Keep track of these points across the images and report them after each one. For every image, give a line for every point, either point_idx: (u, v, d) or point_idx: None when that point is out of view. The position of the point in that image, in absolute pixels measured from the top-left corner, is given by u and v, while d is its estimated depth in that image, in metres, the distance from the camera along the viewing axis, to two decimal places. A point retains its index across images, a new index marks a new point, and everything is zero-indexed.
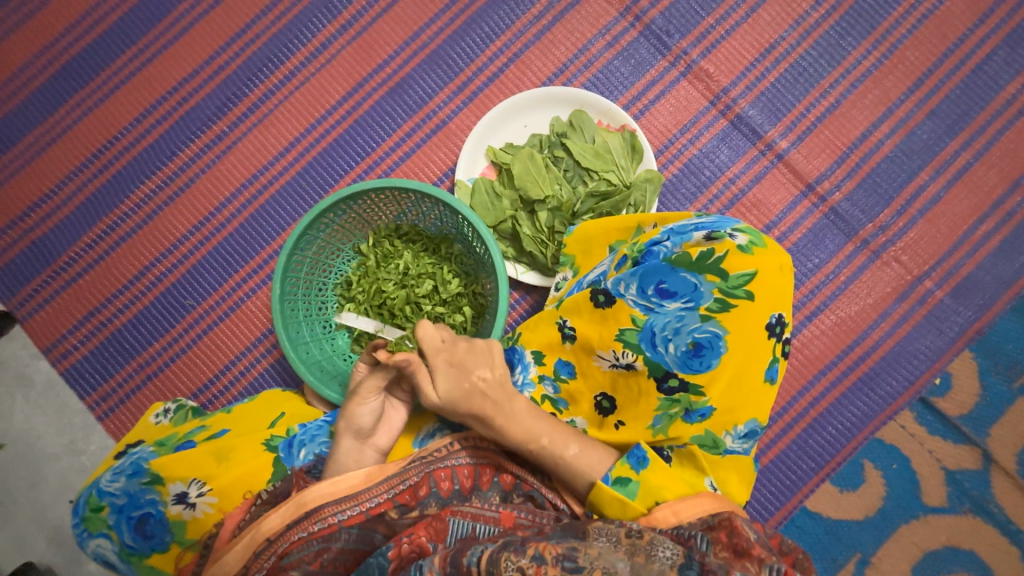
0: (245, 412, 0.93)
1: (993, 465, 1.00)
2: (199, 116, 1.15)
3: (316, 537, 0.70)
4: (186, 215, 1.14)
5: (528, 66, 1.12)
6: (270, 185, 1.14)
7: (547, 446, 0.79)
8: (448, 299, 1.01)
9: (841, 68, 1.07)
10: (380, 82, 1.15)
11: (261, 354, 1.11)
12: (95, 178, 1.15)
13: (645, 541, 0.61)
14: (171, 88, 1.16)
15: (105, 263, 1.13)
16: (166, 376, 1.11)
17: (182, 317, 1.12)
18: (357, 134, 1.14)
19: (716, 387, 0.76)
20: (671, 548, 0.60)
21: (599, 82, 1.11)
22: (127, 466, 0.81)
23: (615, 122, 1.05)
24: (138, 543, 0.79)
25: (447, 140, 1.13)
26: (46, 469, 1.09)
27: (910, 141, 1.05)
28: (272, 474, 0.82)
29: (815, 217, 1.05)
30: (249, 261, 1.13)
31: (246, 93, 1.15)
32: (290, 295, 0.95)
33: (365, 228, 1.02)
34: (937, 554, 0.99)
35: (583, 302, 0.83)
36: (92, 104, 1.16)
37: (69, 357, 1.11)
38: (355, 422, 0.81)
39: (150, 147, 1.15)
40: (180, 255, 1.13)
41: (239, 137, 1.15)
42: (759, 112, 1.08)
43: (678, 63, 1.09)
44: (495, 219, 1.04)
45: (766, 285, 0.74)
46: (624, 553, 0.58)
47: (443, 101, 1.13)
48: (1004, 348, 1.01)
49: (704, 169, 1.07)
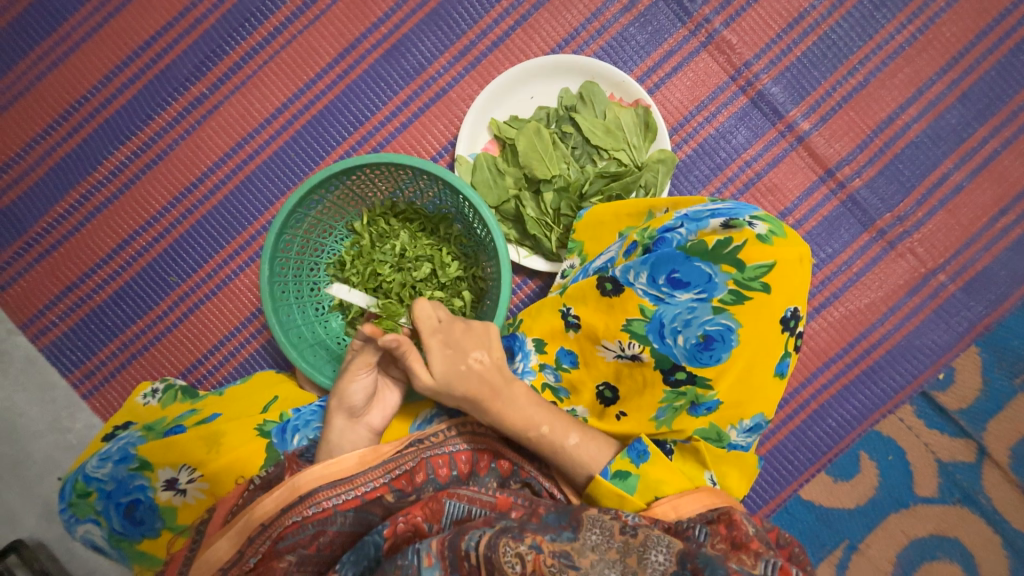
0: (237, 395, 0.89)
1: (986, 458, 1.01)
2: (176, 76, 1.06)
3: (312, 520, 0.68)
4: (166, 185, 1.06)
5: (536, 30, 1.03)
6: (256, 155, 1.07)
7: (547, 434, 0.77)
8: (447, 283, 0.96)
9: (872, 43, 1.00)
10: (375, 44, 1.05)
11: (251, 334, 1.07)
12: (65, 142, 1.06)
13: (639, 541, 0.59)
14: (144, 43, 1.05)
15: (81, 235, 1.07)
16: (151, 354, 1.07)
17: (166, 294, 1.07)
18: (350, 101, 1.06)
19: (725, 381, 0.73)
20: (666, 548, 0.58)
21: (612, 51, 1.02)
22: (114, 451, 0.79)
23: (628, 96, 0.98)
24: (128, 529, 0.77)
25: (448, 110, 1.05)
26: (32, 445, 1.06)
27: (938, 127, 1.00)
28: (266, 460, 0.80)
29: (831, 205, 1.01)
30: (235, 236, 1.07)
31: (227, 52, 1.05)
32: (280, 277, 0.89)
33: (358, 205, 0.96)
34: (923, 541, 1.01)
35: (589, 290, 0.80)
36: (57, 58, 1.06)
37: (48, 333, 1.06)
38: (346, 400, 0.79)
39: (124, 108, 1.06)
40: (162, 228, 1.07)
41: (221, 101, 1.06)
42: (782, 90, 1.01)
43: (698, 32, 1.01)
44: (498, 198, 0.98)
45: (785, 277, 0.70)
46: (616, 552, 0.58)
47: (443, 68, 1.05)
48: (1011, 344, 1.00)
49: (719, 151, 1.01)
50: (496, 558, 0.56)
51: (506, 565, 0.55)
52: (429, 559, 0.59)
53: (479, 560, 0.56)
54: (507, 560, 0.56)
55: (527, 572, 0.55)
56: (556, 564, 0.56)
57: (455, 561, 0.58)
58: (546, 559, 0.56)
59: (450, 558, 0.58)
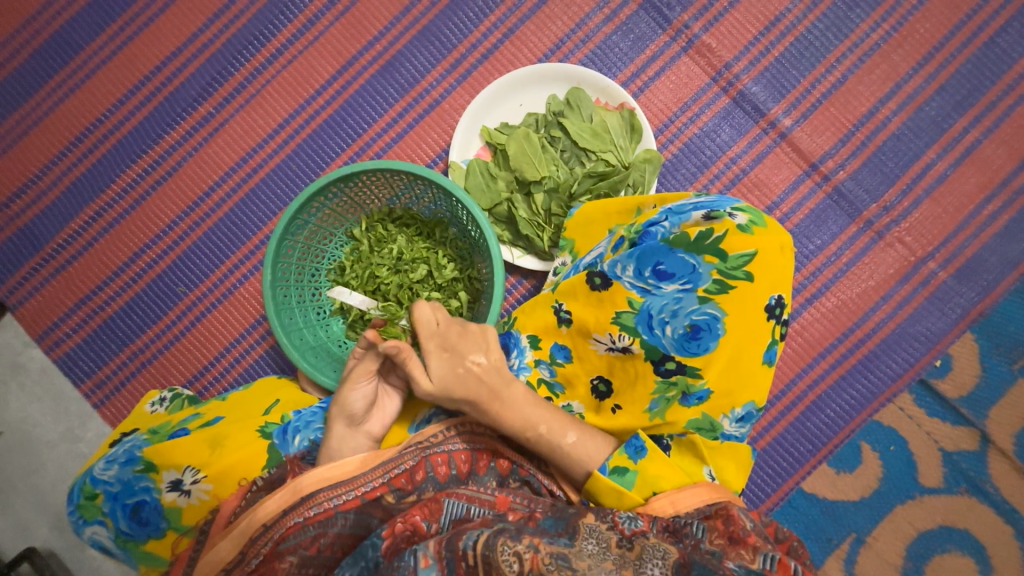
0: (240, 400, 0.92)
1: (991, 446, 1.00)
2: (184, 97, 1.12)
3: (313, 521, 0.69)
4: (175, 200, 1.12)
5: (523, 42, 1.08)
6: (259, 169, 1.11)
7: (545, 434, 0.78)
8: (443, 284, 0.99)
9: (848, 41, 1.03)
10: (370, 60, 1.11)
11: (256, 340, 1.10)
12: (81, 163, 1.12)
13: (635, 553, 0.60)
14: (154, 68, 1.12)
15: (94, 250, 1.11)
16: (160, 363, 1.10)
17: (174, 305, 1.11)
18: (348, 115, 1.11)
19: (713, 370, 0.75)
20: (661, 561, 0.58)
21: (597, 59, 1.07)
22: (121, 454, 0.81)
23: (613, 100, 1.02)
24: (134, 530, 0.78)
25: (441, 119, 1.10)
26: (45, 455, 1.09)
27: (918, 118, 1.02)
28: (267, 460, 0.82)
29: (818, 197, 1.03)
30: (240, 247, 1.11)
31: (231, 73, 1.11)
32: (282, 282, 0.93)
33: (357, 212, 1.00)
34: (932, 534, 1.00)
35: (579, 285, 0.82)
36: (74, 84, 1.12)
37: (62, 345, 1.10)
38: (347, 407, 0.80)
39: (136, 129, 1.12)
40: (170, 241, 1.11)
41: (226, 118, 1.12)
42: (763, 89, 1.04)
43: (679, 37, 1.05)
44: (490, 202, 1.01)
45: (767, 265, 0.72)
46: (612, 562, 0.59)
47: (436, 80, 1.10)
48: (1007, 329, 1.00)
49: (705, 149, 1.04)
50: (494, 557, 0.57)
51: (504, 563, 0.57)
52: (427, 561, 0.59)
53: (477, 560, 0.58)
54: (504, 559, 0.57)
55: (524, 571, 0.56)
56: (555, 561, 0.57)
57: (453, 561, 0.59)
58: (545, 557, 0.57)
59: (448, 558, 0.59)
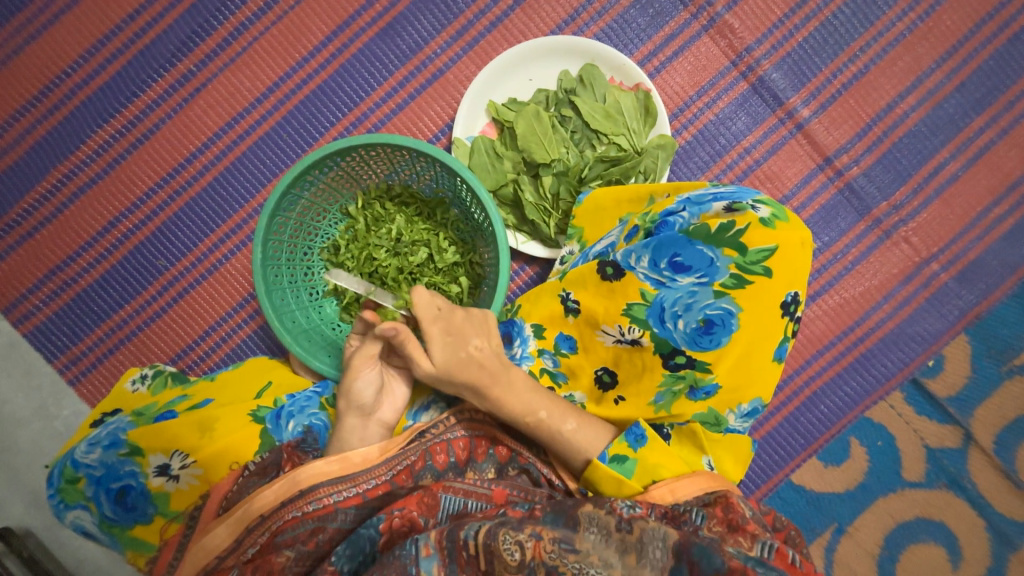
0: (229, 380, 0.87)
1: (972, 444, 1.03)
2: (161, 53, 1.02)
3: (311, 516, 0.67)
4: (153, 165, 1.03)
5: (535, 11, 1.01)
6: (248, 135, 1.04)
7: (545, 420, 0.76)
8: (443, 268, 0.95)
9: (873, 30, 0.99)
10: (369, 21, 1.02)
11: (243, 320, 1.05)
12: (46, 120, 1.02)
13: (637, 538, 0.57)
14: (127, 17, 1.01)
15: (64, 217, 1.03)
16: (140, 339, 1.04)
17: (155, 278, 1.04)
18: (345, 81, 1.03)
19: (723, 365, 0.73)
20: (662, 543, 0.57)
21: (613, 33, 1.00)
22: (104, 436, 0.77)
23: (628, 79, 0.96)
24: (119, 515, 0.74)
25: (445, 91, 1.03)
26: (18, 433, 1.03)
27: (936, 115, 1.00)
28: (260, 446, 0.78)
29: (829, 193, 1.01)
30: (227, 219, 1.04)
31: (215, 27, 1.02)
32: (273, 261, 0.87)
33: (353, 188, 0.94)
34: (910, 525, 1.04)
35: (589, 274, 0.79)
36: (35, 30, 1.01)
37: (32, 318, 1.03)
38: (355, 399, 0.77)
39: (108, 85, 1.02)
40: (150, 209, 1.04)
41: (209, 78, 1.02)
42: (783, 76, 1.00)
43: (700, 15, 1.00)
44: (495, 182, 0.96)
45: (787, 260, 0.70)
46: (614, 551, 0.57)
47: (441, 47, 1.02)
48: (999, 332, 1.02)
49: (719, 137, 1.01)
50: (495, 546, 0.56)
51: (505, 552, 0.56)
52: (428, 550, 0.58)
53: (478, 549, 0.56)
54: (505, 548, 0.56)
55: (526, 558, 0.56)
56: (557, 549, 0.56)
57: (454, 551, 0.57)
58: (547, 544, 0.56)
59: (449, 548, 0.57)
